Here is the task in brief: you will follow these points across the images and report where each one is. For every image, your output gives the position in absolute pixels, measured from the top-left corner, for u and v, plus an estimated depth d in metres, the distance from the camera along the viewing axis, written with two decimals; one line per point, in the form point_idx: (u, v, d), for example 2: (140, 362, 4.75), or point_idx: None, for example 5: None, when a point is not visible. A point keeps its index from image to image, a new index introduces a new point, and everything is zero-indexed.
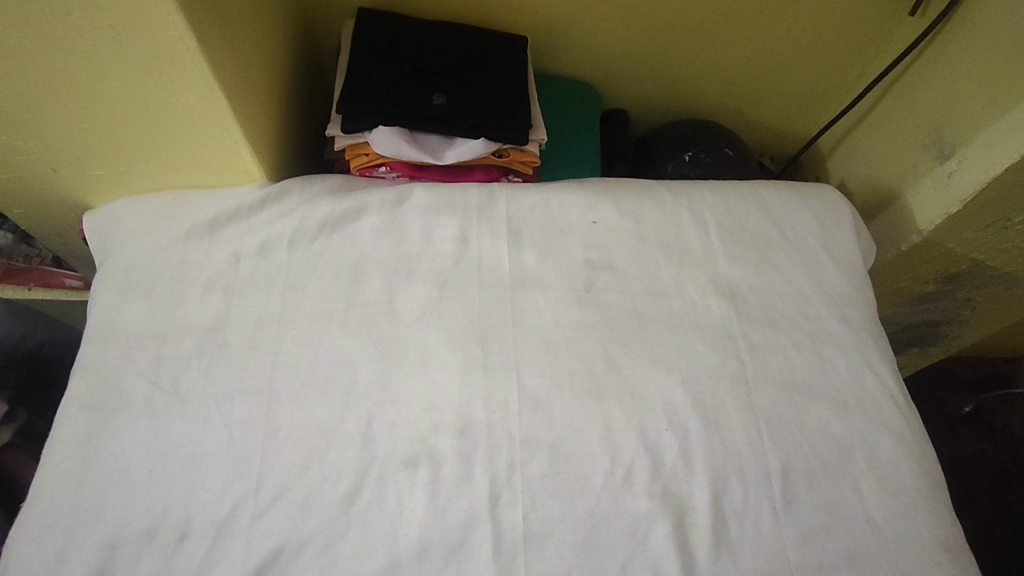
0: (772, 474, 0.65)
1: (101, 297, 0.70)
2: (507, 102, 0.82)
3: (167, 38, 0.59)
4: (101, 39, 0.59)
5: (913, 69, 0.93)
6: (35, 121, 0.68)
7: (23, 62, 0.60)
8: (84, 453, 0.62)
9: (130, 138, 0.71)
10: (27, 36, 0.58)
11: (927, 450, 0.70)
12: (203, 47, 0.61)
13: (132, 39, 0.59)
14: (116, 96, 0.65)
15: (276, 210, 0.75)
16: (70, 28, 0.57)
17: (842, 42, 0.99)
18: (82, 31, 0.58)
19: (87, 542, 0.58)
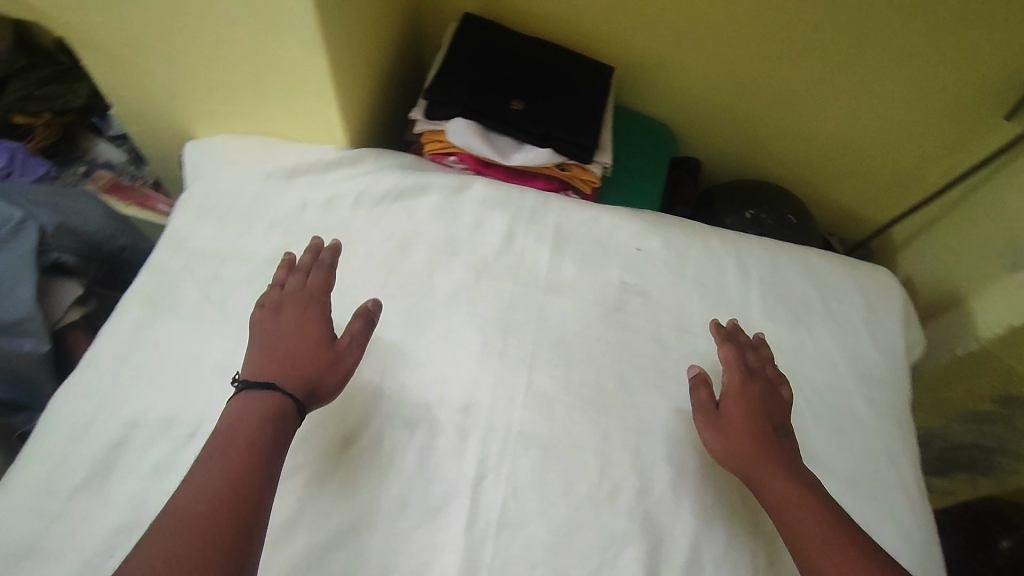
0: (761, 532, 0.63)
1: (181, 212, 0.78)
2: (580, 121, 0.85)
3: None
4: None
5: (1001, 174, 0.90)
6: (167, 51, 0.78)
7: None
8: (130, 341, 0.68)
9: (240, 82, 0.80)
10: None
11: (936, 556, 0.65)
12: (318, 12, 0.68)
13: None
14: (237, 42, 0.74)
15: (349, 172, 0.81)
16: None
17: (932, 135, 0.97)
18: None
19: (111, 415, 0.63)
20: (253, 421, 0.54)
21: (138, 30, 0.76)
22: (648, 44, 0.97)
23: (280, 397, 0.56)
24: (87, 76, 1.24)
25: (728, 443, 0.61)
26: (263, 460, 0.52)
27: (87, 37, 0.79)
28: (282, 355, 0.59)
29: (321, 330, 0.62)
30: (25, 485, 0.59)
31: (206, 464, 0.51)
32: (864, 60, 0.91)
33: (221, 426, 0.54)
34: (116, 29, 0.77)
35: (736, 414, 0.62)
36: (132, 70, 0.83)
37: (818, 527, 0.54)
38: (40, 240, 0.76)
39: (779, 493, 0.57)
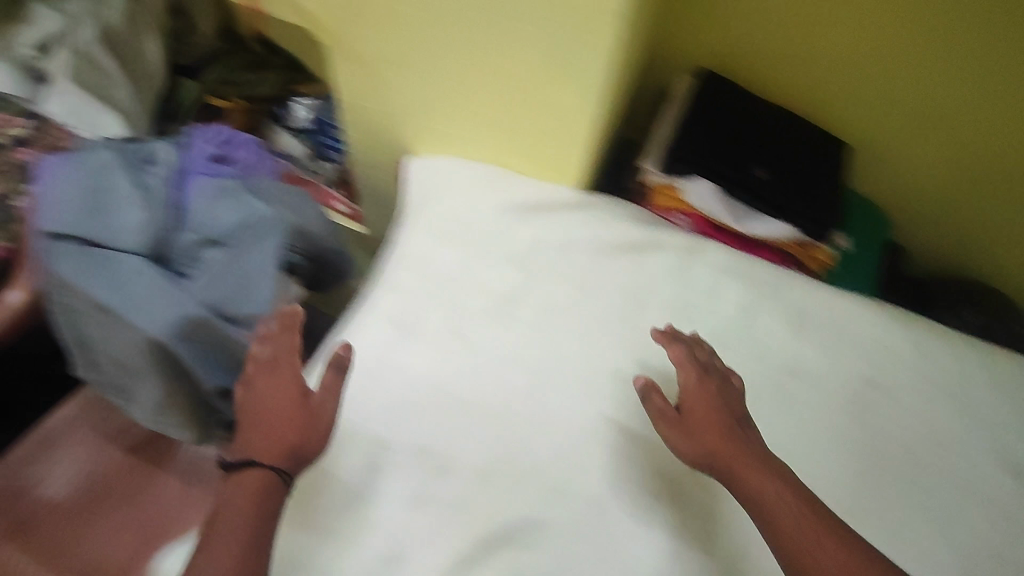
0: None
1: (420, 234, 0.80)
2: (817, 197, 0.82)
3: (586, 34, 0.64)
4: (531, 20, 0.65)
5: None
6: (420, 69, 0.77)
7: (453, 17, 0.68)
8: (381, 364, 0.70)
9: (490, 114, 0.78)
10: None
11: None
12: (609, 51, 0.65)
13: (552, 28, 0.65)
14: (502, 70, 0.71)
15: (584, 217, 0.79)
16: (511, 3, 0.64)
17: None
18: (523, 16, 0.65)
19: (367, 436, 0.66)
20: (247, 495, 0.56)
21: (407, 51, 0.75)
22: (890, 123, 0.92)
23: (268, 475, 0.57)
24: (276, 66, 1.30)
25: (693, 437, 0.61)
26: (265, 517, 0.56)
27: (350, 48, 0.79)
28: (261, 431, 0.59)
29: (290, 397, 0.61)
30: (293, 492, 0.63)
31: (213, 541, 0.53)
32: None
33: (233, 511, 0.55)
34: (379, 43, 0.77)
35: (699, 411, 0.63)
36: (380, 84, 0.83)
37: (797, 516, 0.56)
38: (283, 239, 0.77)
39: (766, 495, 0.57)
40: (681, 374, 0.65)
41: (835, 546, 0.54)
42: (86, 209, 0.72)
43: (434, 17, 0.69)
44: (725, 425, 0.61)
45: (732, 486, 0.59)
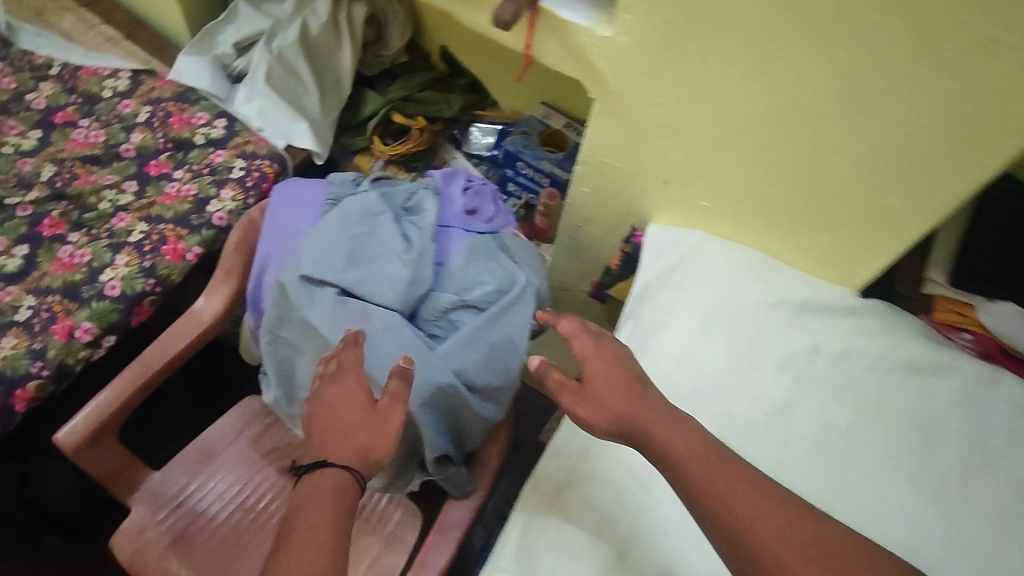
0: None
1: (680, 321, 0.74)
2: None
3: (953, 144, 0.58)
4: (885, 120, 0.59)
5: None
6: (710, 144, 0.72)
7: (785, 101, 0.63)
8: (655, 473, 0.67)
9: (781, 201, 0.72)
10: (822, 88, 0.60)
11: None
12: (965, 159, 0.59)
13: (909, 139, 0.59)
14: (821, 163, 0.66)
15: (862, 324, 0.73)
16: (863, 98, 0.59)
17: None
18: (884, 118, 0.59)
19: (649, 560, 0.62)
20: (327, 492, 0.59)
21: (706, 125, 0.70)
22: None
23: (338, 475, 0.60)
24: (460, 88, 1.27)
25: (607, 412, 0.61)
26: (342, 514, 0.58)
27: (629, 112, 0.74)
28: (334, 425, 0.62)
29: (356, 393, 0.63)
30: None
31: (300, 533, 0.56)
32: None
33: (310, 508, 0.58)
34: (668, 111, 0.71)
35: (599, 375, 0.62)
36: (646, 149, 0.77)
37: (748, 496, 0.54)
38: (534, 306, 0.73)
39: (733, 498, 0.54)
40: (579, 342, 0.64)
41: (773, 521, 0.53)
42: (350, 255, 0.72)
43: (763, 100, 0.64)
44: (629, 384, 0.62)
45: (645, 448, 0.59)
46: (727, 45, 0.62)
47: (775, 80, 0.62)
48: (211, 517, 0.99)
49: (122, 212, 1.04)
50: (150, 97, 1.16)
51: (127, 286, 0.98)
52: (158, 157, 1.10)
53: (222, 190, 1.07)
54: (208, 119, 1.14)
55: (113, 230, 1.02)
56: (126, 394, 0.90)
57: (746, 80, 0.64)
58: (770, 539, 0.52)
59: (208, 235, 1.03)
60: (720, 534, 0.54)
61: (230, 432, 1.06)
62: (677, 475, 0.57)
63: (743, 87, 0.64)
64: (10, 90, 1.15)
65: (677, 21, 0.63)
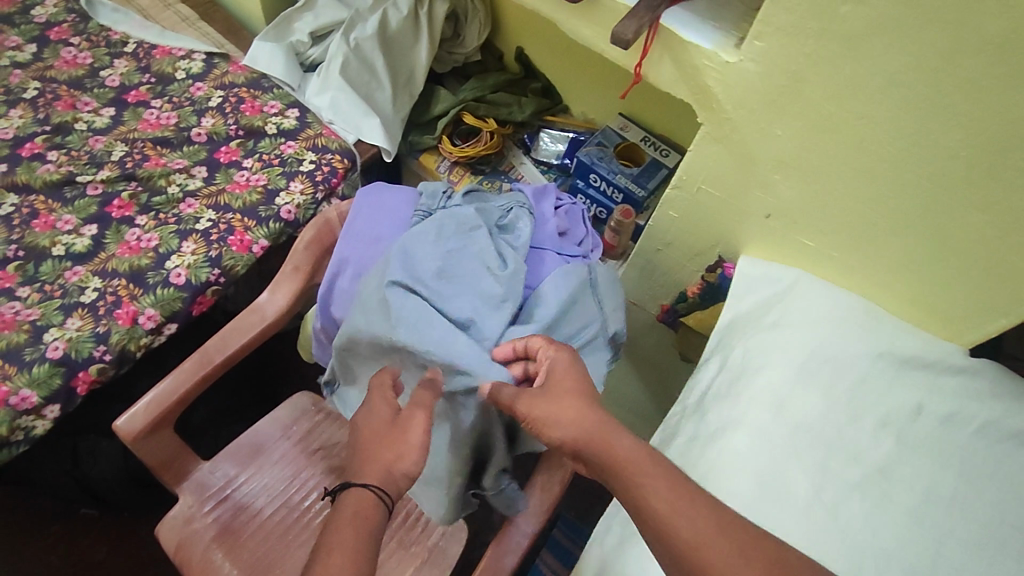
0: None
1: (773, 365, 0.69)
2: None
3: None
4: None
5: None
6: (828, 182, 0.68)
7: (928, 142, 0.59)
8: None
9: (898, 251, 0.68)
10: (973, 132, 0.56)
11: None
12: None
13: None
14: (954, 212, 0.61)
15: (973, 387, 0.67)
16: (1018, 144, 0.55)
17: None
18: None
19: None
20: (359, 512, 0.56)
21: (829, 163, 0.66)
22: None
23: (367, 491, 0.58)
24: (533, 93, 1.23)
25: (556, 412, 0.57)
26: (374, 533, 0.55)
27: (741, 141, 0.71)
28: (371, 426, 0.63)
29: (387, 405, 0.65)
30: None
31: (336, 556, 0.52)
32: None
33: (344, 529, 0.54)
34: (787, 143, 0.68)
35: (557, 379, 0.60)
36: (752, 179, 0.73)
37: (671, 492, 0.50)
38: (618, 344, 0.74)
39: (652, 494, 0.50)
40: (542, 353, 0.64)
41: (703, 523, 0.48)
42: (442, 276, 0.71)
43: (906, 144, 0.60)
44: (577, 389, 0.59)
45: (592, 453, 0.55)
46: (876, 82, 0.58)
47: (925, 126, 0.58)
48: (255, 510, 0.94)
49: (191, 197, 1.02)
50: (222, 81, 1.15)
51: (192, 275, 0.95)
52: (230, 144, 1.09)
53: (291, 182, 1.05)
54: (281, 109, 1.13)
55: (180, 215, 1.00)
56: (186, 385, 0.85)
57: (891, 122, 0.60)
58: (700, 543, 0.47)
59: (275, 228, 1.01)
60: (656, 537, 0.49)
61: (278, 429, 1.02)
62: (614, 483, 0.53)
63: (884, 129, 0.60)
64: (86, 65, 1.14)
65: (822, 53, 0.59)
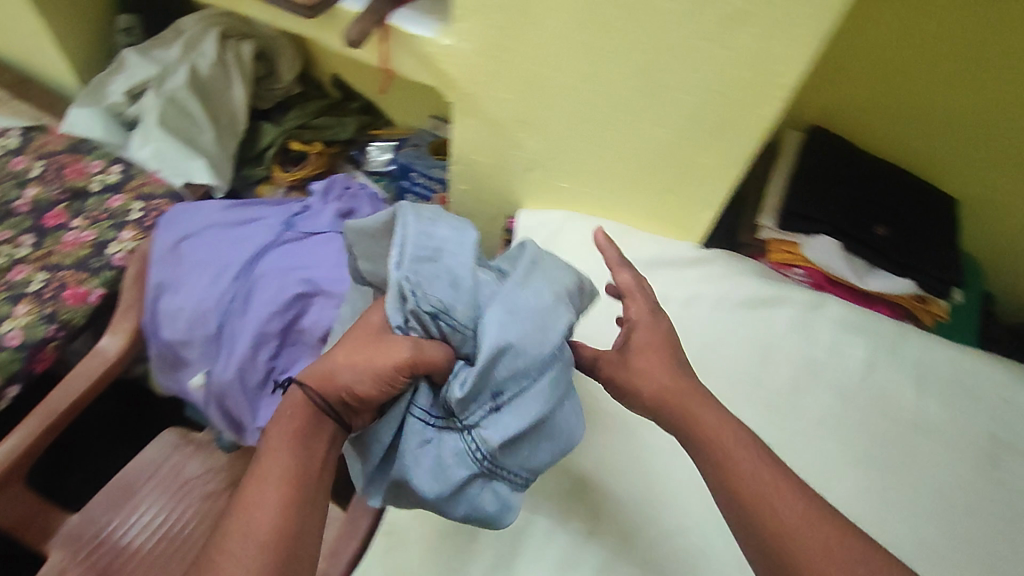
0: None
1: None
2: (940, 254, 0.83)
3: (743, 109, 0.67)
4: (685, 91, 0.69)
5: None
6: (555, 130, 0.80)
7: (603, 82, 0.72)
8: None
9: (622, 175, 0.81)
10: (629, 67, 0.69)
11: None
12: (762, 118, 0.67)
13: (706, 105, 0.69)
14: (642, 134, 0.75)
15: (705, 272, 0.82)
16: (660, 71, 0.68)
17: None
18: (688, 89, 0.68)
19: None
20: (293, 430, 0.55)
21: (551, 114, 0.79)
22: (1001, 179, 0.91)
23: (312, 402, 0.56)
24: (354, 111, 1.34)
25: (638, 362, 0.62)
26: (311, 478, 0.54)
27: (485, 110, 0.83)
28: (347, 365, 0.56)
29: (362, 342, 0.56)
30: None
31: (258, 481, 0.53)
32: None
33: (267, 459, 0.54)
34: (518, 106, 0.80)
35: (656, 338, 0.64)
36: (505, 141, 0.85)
37: (758, 471, 0.55)
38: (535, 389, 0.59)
39: (744, 467, 0.55)
40: (642, 299, 0.67)
41: (797, 516, 0.52)
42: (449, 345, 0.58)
43: (593, 85, 0.73)
44: (667, 347, 0.64)
45: (701, 445, 0.58)
46: (555, 37, 0.70)
47: (598, 68, 0.71)
48: (132, 549, 0.96)
49: (20, 264, 1.05)
50: (41, 151, 1.18)
51: (29, 334, 0.98)
52: (55, 209, 1.12)
53: (122, 232, 1.09)
54: (104, 166, 1.17)
55: (12, 283, 1.03)
56: (28, 439, 0.86)
57: (576, 70, 0.72)
58: (780, 511, 0.52)
59: (110, 276, 1.05)
60: (745, 503, 0.53)
61: (147, 468, 1.04)
62: (710, 462, 0.57)
63: (573, 79, 0.73)
64: None
65: (510, 25, 0.72)
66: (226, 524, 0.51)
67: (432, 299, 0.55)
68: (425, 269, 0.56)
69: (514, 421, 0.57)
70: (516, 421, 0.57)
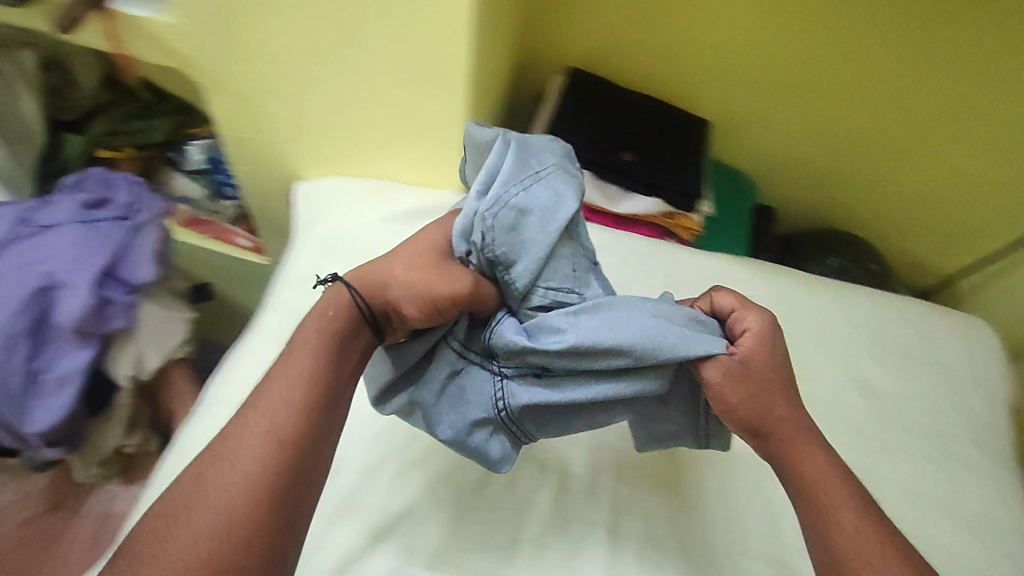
0: None
1: (307, 252, 0.83)
2: (684, 172, 0.90)
3: (445, 51, 0.70)
4: (392, 41, 0.71)
5: None
6: (301, 95, 0.82)
7: (321, 39, 0.73)
8: None
9: (374, 131, 0.83)
10: (335, 20, 0.71)
11: None
12: (466, 58, 0.70)
13: (414, 49, 0.71)
14: (373, 87, 0.77)
15: None
16: (362, 22, 0.70)
17: (998, 206, 1.03)
18: (392, 36, 0.70)
19: None
20: (319, 333, 0.55)
21: (288, 80, 0.80)
22: (738, 99, 1.00)
23: (350, 299, 0.57)
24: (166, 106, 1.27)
25: (739, 394, 0.55)
26: (330, 394, 0.53)
27: (229, 82, 0.82)
28: (388, 265, 0.59)
29: (425, 253, 0.59)
30: None
31: (280, 389, 0.52)
32: (981, 141, 0.96)
33: (286, 366, 0.53)
34: (259, 74, 0.80)
35: (757, 369, 0.56)
36: (262, 111, 0.86)
37: (861, 525, 0.53)
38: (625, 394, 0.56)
39: (844, 512, 0.53)
40: (749, 322, 0.58)
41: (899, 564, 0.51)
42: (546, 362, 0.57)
43: (312, 43, 0.74)
44: (779, 386, 0.56)
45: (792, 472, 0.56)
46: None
47: (309, 24, 0.72)
48: None
49: None
50: None
51: None
52: None
53: None
54: None
55: None
56: None
57: (292, 28, 0.73)
58: (841, 526, 0.53)
59: None
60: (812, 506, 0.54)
61: None
62: (802, 496, 0.55)
63: (293, 39, 0.74)
64: None
65: None
66: (216, 440, 0.50)
67: (564, 273, 0.58)
68: (504, 216, 0.56)
69: (530, 395, 0.57)
70: (577, 388, 0.57)
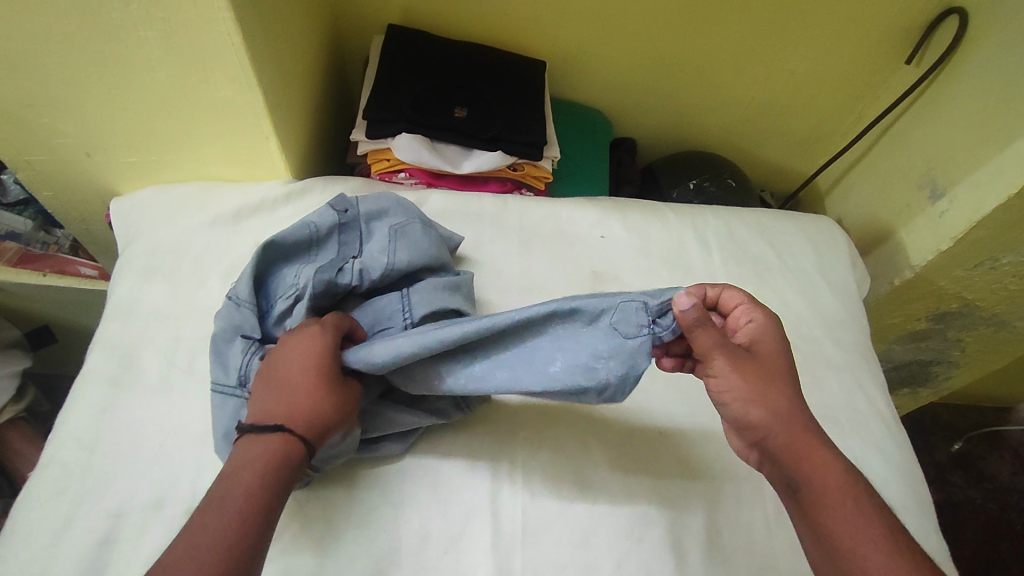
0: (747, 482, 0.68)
1: (123, 277, 0.74)
2: (524, 119, 0.86)
3: (214, 33, 0.61)
4: (150, 33, 0.61)
5: (899, 123, 1.00)
6: (71, 105, 0.70)
7: (67, 41, 0.62)
8: (113, 435, 0.64)
9: (171, 130, 0.74)
10: (72, 16, 0.59)
11: (906, 456, 0.73)
12: (242, 38, 0.62)
13: (176, 36, 0.61)
14: (150, 85, 0.67)
15: (300, 205, 0.79)
16: (103, 14, 0.59)
17: (834, 98, 1.05)
18: (146, 26, 0.60)
19: (85, 510, 0.59)
20: (259, 468, 0.49)
21: (45, 89, 0.68)
22: (571, 33, 0.96)
23: (270, 439, 0.51)
24: None
25: (757, 387, 0.52)
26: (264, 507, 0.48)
27: None
28: (273, 393, 0.53)
29: (313, 369, 0.55)
30: None
31: (202, 520, 0.46)
32: (809, 39, 0.96)
33: (224, 497, 0.48)
34: (13, 90, 0.68)
35: (767, 357, 0.54)
36: (35, 130, 0.74)
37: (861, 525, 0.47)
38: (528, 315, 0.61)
39: (841, 509, 0.48)
40: (748, 323, 0.57)
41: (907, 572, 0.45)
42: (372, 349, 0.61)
43: (57, 46, 0.62)
44: (782, 378, 0.53)
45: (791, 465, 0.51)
46: None
47: (43, 25, 0.60)
48: None
49: None
50: None
51: None
52: None
53: None
54: None
55: None
56: None
57: (25, 31, 0.61)
58: (829, 487, 0.49)
59: None
60: (809, 501, 0.49)
61: None
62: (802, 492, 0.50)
63: (34, 44, 0.62)
64: None
65: None
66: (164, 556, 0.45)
67: (290, 280, 0.64)
68: (243, 278, 0.64)
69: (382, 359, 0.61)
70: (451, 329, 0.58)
